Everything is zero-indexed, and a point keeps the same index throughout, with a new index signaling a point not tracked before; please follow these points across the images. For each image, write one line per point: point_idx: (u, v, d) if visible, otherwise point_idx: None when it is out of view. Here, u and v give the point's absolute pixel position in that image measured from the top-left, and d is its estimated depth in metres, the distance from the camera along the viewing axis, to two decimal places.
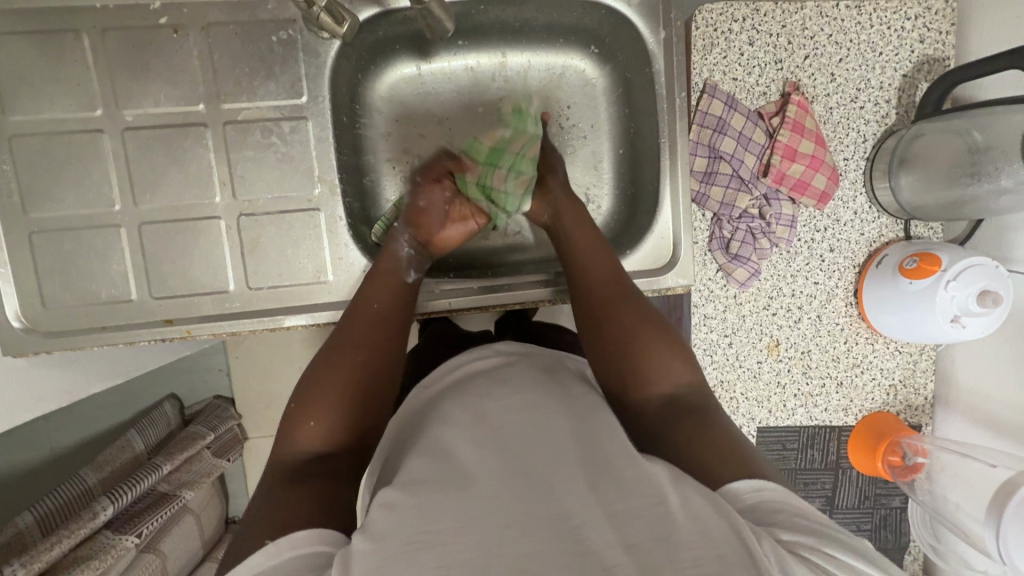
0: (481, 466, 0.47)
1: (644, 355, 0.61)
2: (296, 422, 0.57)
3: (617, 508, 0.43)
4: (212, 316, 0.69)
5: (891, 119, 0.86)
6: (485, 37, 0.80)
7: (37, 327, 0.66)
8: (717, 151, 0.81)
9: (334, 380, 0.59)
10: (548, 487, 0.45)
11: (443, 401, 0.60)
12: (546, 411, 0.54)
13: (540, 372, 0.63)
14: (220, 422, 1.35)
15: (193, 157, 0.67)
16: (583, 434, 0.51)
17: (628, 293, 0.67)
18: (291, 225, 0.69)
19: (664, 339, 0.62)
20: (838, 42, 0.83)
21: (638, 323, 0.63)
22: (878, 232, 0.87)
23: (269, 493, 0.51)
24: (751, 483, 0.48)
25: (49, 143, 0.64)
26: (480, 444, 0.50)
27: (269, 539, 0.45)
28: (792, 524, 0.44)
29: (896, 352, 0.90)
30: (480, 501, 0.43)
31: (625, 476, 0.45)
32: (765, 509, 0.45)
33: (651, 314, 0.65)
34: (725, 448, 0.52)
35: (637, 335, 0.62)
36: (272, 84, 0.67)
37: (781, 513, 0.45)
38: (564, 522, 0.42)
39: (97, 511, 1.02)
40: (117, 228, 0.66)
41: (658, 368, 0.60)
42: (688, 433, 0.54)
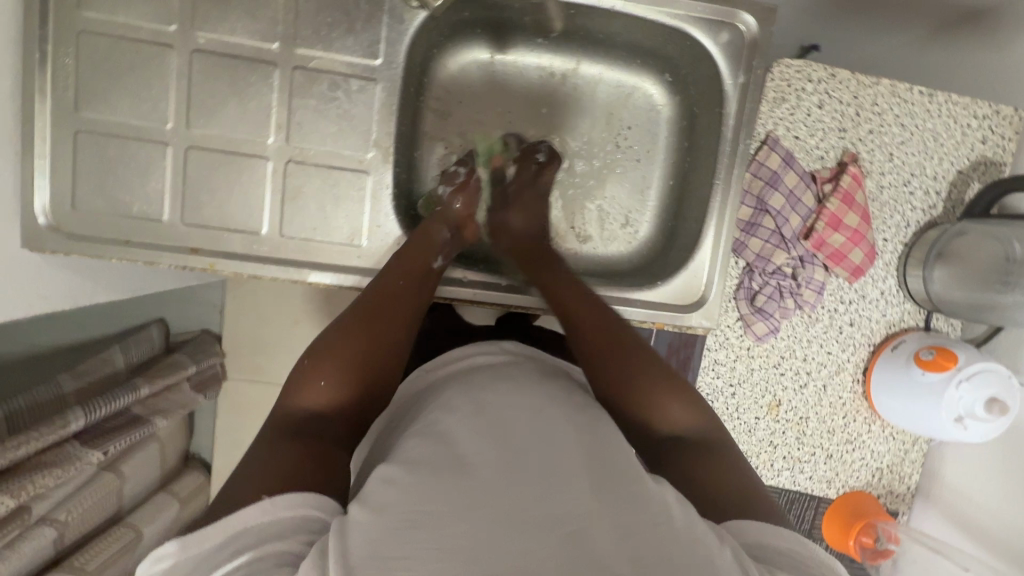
0: (482, 454, 0.47)
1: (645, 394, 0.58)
2: (302, 382, 0.56)
3: (621, 520, 0.42)
4: (239, 254, 0.68)
5: (937, 211, 0.86)
6: (564, 41, 0.80)
7: (62, 227, 0.65)
8: (764, 205, 0.81)
9: (347, 346, 0.58)
10: (549, 485, 0.44)
11: (445, 389, 0.60)
12: (546, 406, 0.54)
13: (543, 371, 0.62)
14: (204, 356, 1.34)
15: (255, 92, 0.66)
16: (584, 434, 0.51)
17: (621, 330, 0.64)
18: (336, 182, 0.68)
19: (663, 374, 0.60)
20: (904, 124, 0.84)
21: (636, 361, 0.60)
22: (900, 316, 0.88)
23: (265, 447, 0.50)
24: (750, 523, 0.46)
25: (116, 47, 0.63)
26: (481, 428, 0.50)
27: (264, 496, 0.43)
28: (790, 561, 0.43)
29: (890, 437, 0.91)
30: (480, 491, 0.43)
31: (630, 487, 0.46)
32: (763, 544, 0.44)
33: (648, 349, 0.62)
34: (729, 486, 0.51)
35: (636, 372, 0.60)
36: (351, 39, 0.66)
37: (780, 550, 0.44)
38: (562, 525, 0.41)
39: (68, 421, 1.00)
40: (165, 147, 0.65)
41: (662, 407, 0.58)
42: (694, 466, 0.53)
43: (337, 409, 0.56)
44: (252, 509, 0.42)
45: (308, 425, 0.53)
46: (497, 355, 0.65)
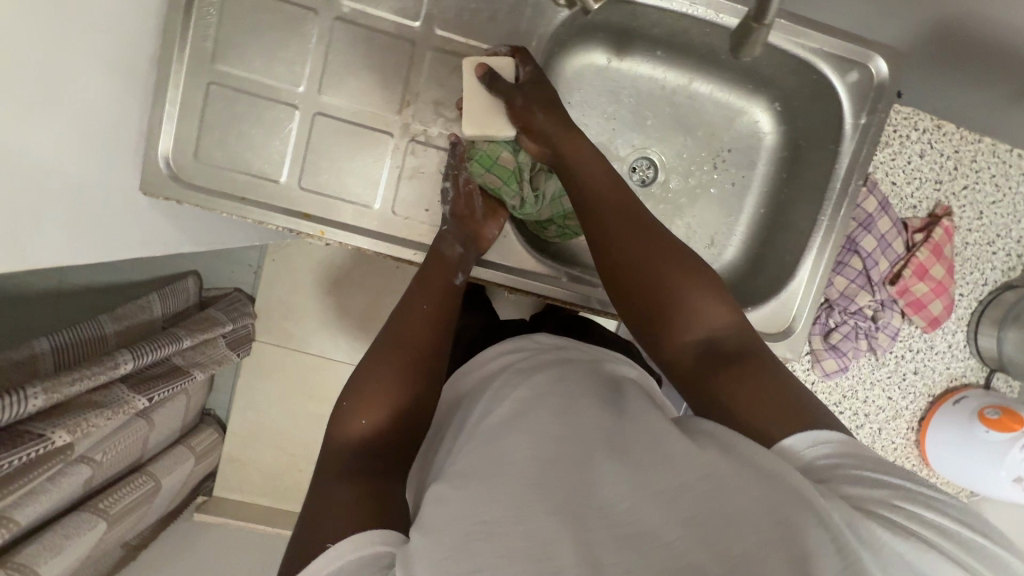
0: (519, 452, 0.46)
1: (667, 299, 0.55)
2: (347, 420, 0.55)
3: (664, 487, 0.41)
4: (348, 226, 0.68)
5: (1015, 274, 0.88)
6: (683, 57, 0.80)
7: (181, 175, 0.65)
8: (855, 245, 0.81)
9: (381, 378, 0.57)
10: (592, 474, 0.44)
11: (479, 394, 0.60)
12: (578, 398, 0.53)
13: (582, 365, 0.61)
14: (238, 315, 1.33)
15: (390, 68, 0.66)
16: (619, 424, 0.50)
17: (641, 224, 0.58)
18: (454, 167, 0.68)
19: (687, 274, 0.55)
20: (998, 185, 0.85)
21: (660, 263, 0.56)
22: (962, 371, 0.89)
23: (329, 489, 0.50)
24: (803, 437, 0.44)
25: (263, 4, 0.63)
26: (517, 426, 0.49)
27: (327, 544, 0.45)
28: (857, 476, 0.41)
29: (932, 487, 0.93)
30: (525, 487, 0.42)
31: (668, 450, 0.44)
32: (823, 464, 0.42)
33: (673, 247, 0.57)
34: (768, 401, 0.47)
35: (659, 275, 0.55)
36: (491, 28, 0.66)
37: (844, 467, 0.41)
38: (610, 508, 0.41)
39: (119, 362, 1.00)
40: (293, 109, 0.65)
41: (690, 309, 0.54)
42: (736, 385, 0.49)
43: (388, 437, 0.55)
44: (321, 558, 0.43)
45: (367, 462, 0.53)
46: (530, 349, 0.66)
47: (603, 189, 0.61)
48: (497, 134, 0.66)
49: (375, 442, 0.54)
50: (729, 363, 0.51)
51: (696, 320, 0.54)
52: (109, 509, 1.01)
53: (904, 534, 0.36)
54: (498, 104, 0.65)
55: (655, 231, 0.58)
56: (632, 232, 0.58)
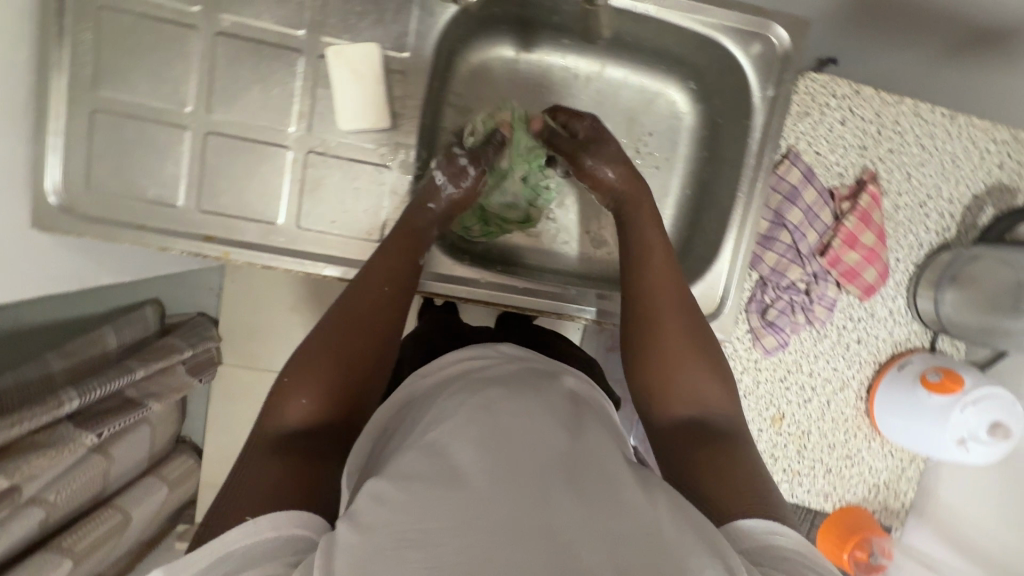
0: (472, 464, 0.44)
1: (671, 373, 0.59)
2: (285, 398, 0.54)
3: (614, 530, 0.40)
4: (253, 245, 0.66)
5: (950, 234, 0.86)
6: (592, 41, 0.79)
7: (74, 208, 0.63)
8: (782, 219, 0.81)
9: (327, 357, 0.56)
10: (541, 493, 0.42)
11: (432, 395, 0.56)
12: (540, 413, 0.50)
13: (546, 379, 0.59)
14: (199, 340, 1.30)
15: (279, 80, 0.64)
16: (578, 445, 0.48)
17: (686, 311, 0.62)
18: (357, 175, 0.67)
19: (701, 359, 0.60)
20: (923, 145, 0.84)
21: (683, 343, 0.60)
22: (907, 336, 0.88)
23: (258, 466, 0.48)
24: (755, 524, 0.45)
25: (138, 25, 0.61)
26: (474, 437, 0.47)
27: (248, 517, 0.43)
28: (799, 571, 0.41)
29: (888, 454, 0.92)
30: (470, 503, 0.40)
31: (624, 497, 0.43)
32: (773, 551, 0.43)
33: (700, 334, 0.62)
34: (736, 478, 0.50)
35: (673, 351, 0.60)
36: (379, 30, 0.65)
37: (788, 558, 0.42)
38: (553, 535, 0.39)
39: (62, 401, 0.96)
40: (183, 130, 0.64)
41: (689, 384, 0.59)
42: (710, 463, 0.53)
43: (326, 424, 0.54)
44: (236, 530, 0.40)
45: (299, 444, 0.52)
46: (492, 355, 0.62)
47: (655, 270, 0.64)
48: (370, 126, 0.65)
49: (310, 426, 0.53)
50: (714, 442, 0.55)
51: (693, 397, 0.59)
52: (74, 547, 0.99)
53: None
54: (371, 93, 0.64)
55: (699, 323, 0.62)
56: (664, 308, 0.62)
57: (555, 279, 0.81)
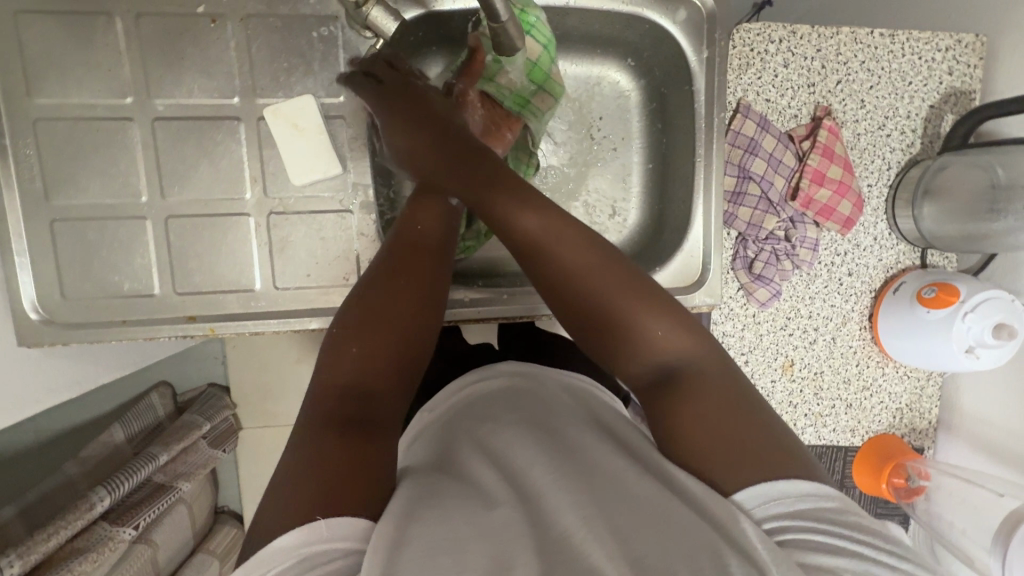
0: (475, 497, 0.46)
1: (617, 325, 0.54)
2: (328, 358, 0.53)
3: (622, 529, 0.42)
4: (237, 315, 0.67)
5: (916, 148, 0.86)
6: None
7: (55, 318, 0.64)
8: (747, 172, 0.82)
9: (370, 327, 0.54)
10: (549, 505, 0.45)
11: (447, 436, 0.55)
12: (540, 438, 0.51)
13: (560, 402, 0.58)
14: (215, 412, 1.27)
15: (224, 150, 0.65)
16: (600, 479, 0.47)
17: (598, 257, 0.56)
18: (321, 225, 0.67)
19: (637, 301, 0.54)
20: (870, 69, 0.84)
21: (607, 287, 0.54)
22: (896, 258, 0.88)
23: (308, 438, 0.47)
24: (759, 488, 0.44)
25: (75, 129, 0.62)
26: (481, 473, 0.48)
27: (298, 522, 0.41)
28: (806, 539, 0.40)
29: (904, 376, 0.92)
30: (488, 523, 0.43)
31: (635, 493, 0.45)
32: (776, 523, 0.42)
33: (625, 268, 0.56)
34: (726, 432, 0.47)
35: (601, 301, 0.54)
36: (311, 80, 0.65)
37: (792, 530, 0.41)
38: (566, 540, 0.41)
39: (94, 502, 0.96)
40: (143, 220, 0.64)
41: (637, 339, 0.53)
42: (685, 421, 0.49)
43: (368, 387, 0.51)
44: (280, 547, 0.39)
45: (341, 406, 0.49)
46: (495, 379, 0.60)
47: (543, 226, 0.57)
48: (323, 175, 0.66)
49: (353, 389, 0.51)
50: (681, 391, 0.50)
51: (648, 348, 0.53)
52: None
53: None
54: (318, 144, 0.65)
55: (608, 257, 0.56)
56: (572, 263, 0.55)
57: None
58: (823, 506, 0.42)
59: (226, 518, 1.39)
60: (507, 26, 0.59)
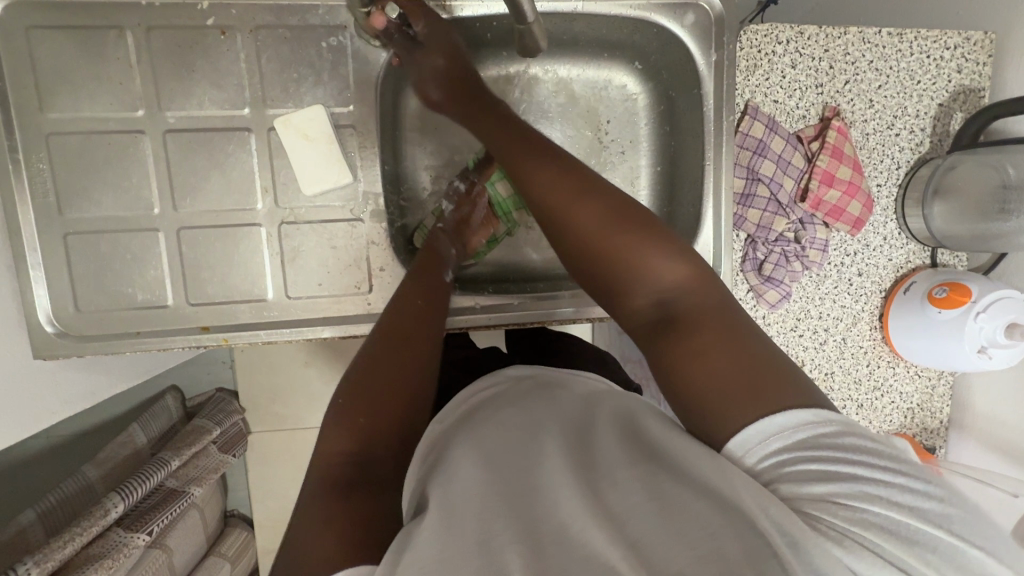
0: (473, 486, 0.45)
1: (619, 259, 0.55)
2: (328, 436, 0.53)
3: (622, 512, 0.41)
4: (250, 324, 0.67)
5: (925, 147, 0.86)
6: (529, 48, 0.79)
7: (70, 331, 0.64)
8: (756, 174, 0.82)
9: (369, 396, 0.55)
10: (548, 498, 0.44)
11: (458, 432, 0.54)
12: (546, 429, 0.51)
13: (563, 394, 0.58)
14: (225, 416, 1.28)
15: (235, 162, 0.65)
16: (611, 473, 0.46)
17: (599, 193, 0.58)
18: (332, 235, 0.68)
19: (640, 235, 0.55)
20: (878, 68, 0.83)
21: (606, 223, 0.56)
22: (905, 258, 0.88)
23: (312, 505, 0.47)
24: (753, 432, 0.43)
25: (87, 143, 0.62)
26: (482, 456, 0.49)
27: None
28: (802, 471, 0.40)
29: (915, 376, 0.92)
30: (485, 517, 0.42)
31: (645, 483, 0.44)
32: (772, 463, 0.41)
33: (624, 205, 0.58)
34: (723, 359, 0.46)
35: (603, 238, 0.56)
36: (320, 90, 0.65)
37: (788, 465, 0.41)
38: (564, 531, 0.41)
39: (108, 508, 0.96)
40: (156, 232, 0.64)
41: (640, 277, 0.54)
42: (685, 351, 0.48)
43: (372, 453, 0.52)
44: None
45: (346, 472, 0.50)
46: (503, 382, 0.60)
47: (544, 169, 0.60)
48: (334, 185, 0.66)
49: (357, 454, 0.51)
50: (681, 323, 0.50)
51: (650, 285, 0.54)
52: None
53: (833, 540, 0.36)
54: (327, 154, 0.65)
55: (608, 196, 0.58)
56: (570, 202, 0.58)
57: (566, 286, 0.80)
58: (819, 433, 0.41)
59: (237, 522, 1.40)
60: (533, 25, 0.59)
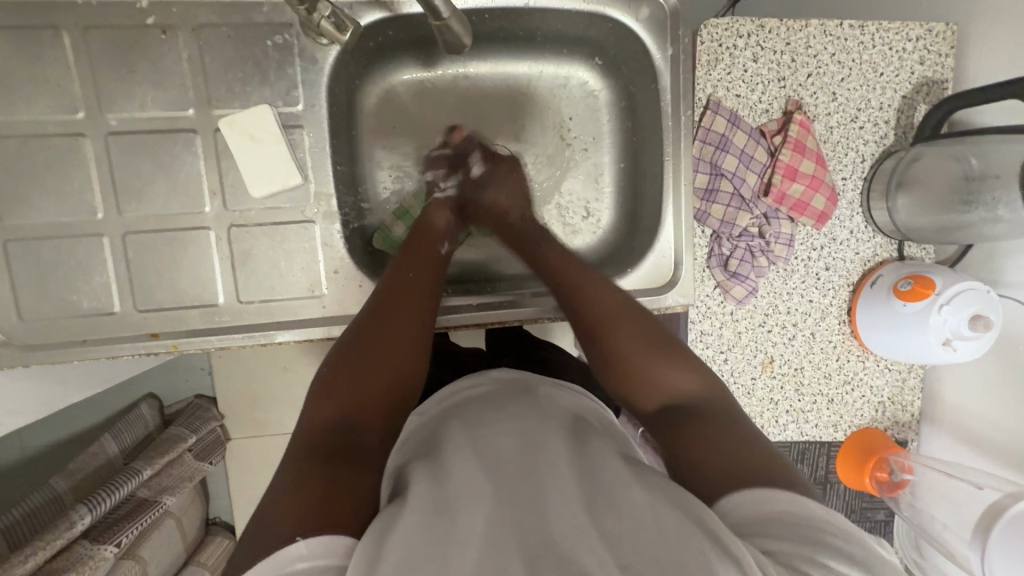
0: (466, 494, 0.44)
1: (635, 373, 0.61)
2: (319, 396, 0.55)
3: (614, 530, 0.40)
4: (200, 330, 0.65)
5: (889, 140, 0.86)
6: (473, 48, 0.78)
7: (13, 340, 0.62)
8: (719, 168, 0.81)
9: (359, 361, 0.57)
10: (542, 510, 0.42)
11: (440, 431, 0.55)
12: (528, 429, 0.52)
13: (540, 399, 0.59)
14: (202, 424, 1.22)
15: (181, 164, 0.63)
16: (589, 476, 0.46)
17: (638, 319, 0.65)
18: (284, 238, 0.66)
19: (662, 352, 0.61)
20: (840, 61, 0.83)
21: (631, 342, 0.63)
22: (873, 251, 0.87)
23: (297, 462, 0.48)
24: (749, 497, 0.44)
25: (26, 147, 0.61)
26: (467, 454, 0.49)
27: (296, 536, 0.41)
28: (781, 529, 0.41)
29: (885, 369, 0.91)
30: (481, 527, 0.41)
31: (617, 487, 0.45)
32: (753, 517, 0.43)
33: (653, 330, 0.64)
34: (727, 445, 0.49)
35: (622, 356, 0.62)
36: (267, 90, 0.64)
37: (768, 519, 0.42)
38: (551, 547, 0.39)
39: (74, 520, 0.92)
40: (100, 237, 0.63)
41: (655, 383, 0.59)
42: (687, 440, 0.52)
43: (357, 422, 0.52)
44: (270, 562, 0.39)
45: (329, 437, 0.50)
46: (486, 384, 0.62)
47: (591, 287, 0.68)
48: (283, 186, 0.65)
49: (345, 415, 0.52)
50: (686, 423, 0.54)
51: (664, 390, 0.59)
52: None
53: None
54: (275, 154, 0.64)
55: (640, 319, 0.65)
56: (612, 320, 0.65)
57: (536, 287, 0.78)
58: (811, 505, 0.42)
59: (218, 530, 1.33)
60: (450, 22, 0.58)
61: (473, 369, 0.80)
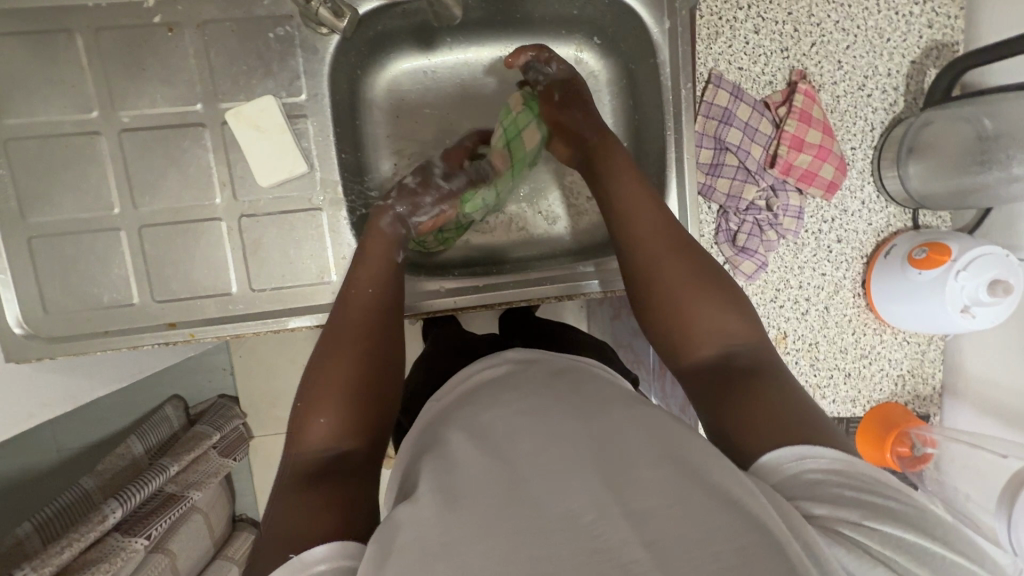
0: (480, 479, 0.43)
1: (692, 313, 0.57)
2: (301, 426, 0.53)
3: (636, 506, 0.39)
4: (216, 319, 0.67)
5: (899, 107, 0.84)
6: (471, 34, 0.79)
7: (39, 332, 0.65)
8: (723, 143, 0.81)
9: (334, 386, 0.55)
10: (567, 479, 0.41)
11: (453, 416, 0.53)
12: (541, 408, 0.50)
13: (548, 377, 0.56)
14: (225, 421, 1.24)
15: (191, 157, 0.65)
16: (604, 448, 0.44)
17: (700, 255, 0.61)
18: (293, 226, 0.68)
19: (725, 297, 0.58)
20: (845, 29, 0.81)
21: (692, 281, 0.59)
22: (886, 221, 0.86)
23: (290, 495, 0.48)
24: (791, 456, 0.44)
25: (45, 146, 0.63)
26: (483, 439, 0.48)
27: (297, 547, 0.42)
28: (834, 495, 0.40)
29: (903, 342, 0.89)
30: (498, 513, 0.39)
31: (639, 453, 0.43)
32: (805, 480, 0.42)
33: (709, 271, 0.60)
34: (784, 407, 0.48)
35: (682, 295, 0.58)
36: (270, 81, 0.66)
37: (822, 484, 0.41)
38: (577, 523, 0.38)
39: (105, 514, 0.93)
40: (117, 231, 0.65)
41: (711, 328, 0.56)
42: (753, 393, 0.50)
43: (347, 450, 0.53)
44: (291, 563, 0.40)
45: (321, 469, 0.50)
46: (501, 366, 0.59)
47: (650, 213, 0.64)
48: (289, 174, 0.66)
49: (336, 452, 0.52)
50: (744, 377, 0.52)
51: (720, 335, 0.56)
52: None
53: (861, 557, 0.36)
54: (282, 143, 0.66)
55: (701, 261, 0.61)
56: (673, 255, 0.61)
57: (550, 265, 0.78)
58: (852, 463, 0.42)
59: (245, 525, 1.34)
60: None
61: (482, 353, 0.81)
